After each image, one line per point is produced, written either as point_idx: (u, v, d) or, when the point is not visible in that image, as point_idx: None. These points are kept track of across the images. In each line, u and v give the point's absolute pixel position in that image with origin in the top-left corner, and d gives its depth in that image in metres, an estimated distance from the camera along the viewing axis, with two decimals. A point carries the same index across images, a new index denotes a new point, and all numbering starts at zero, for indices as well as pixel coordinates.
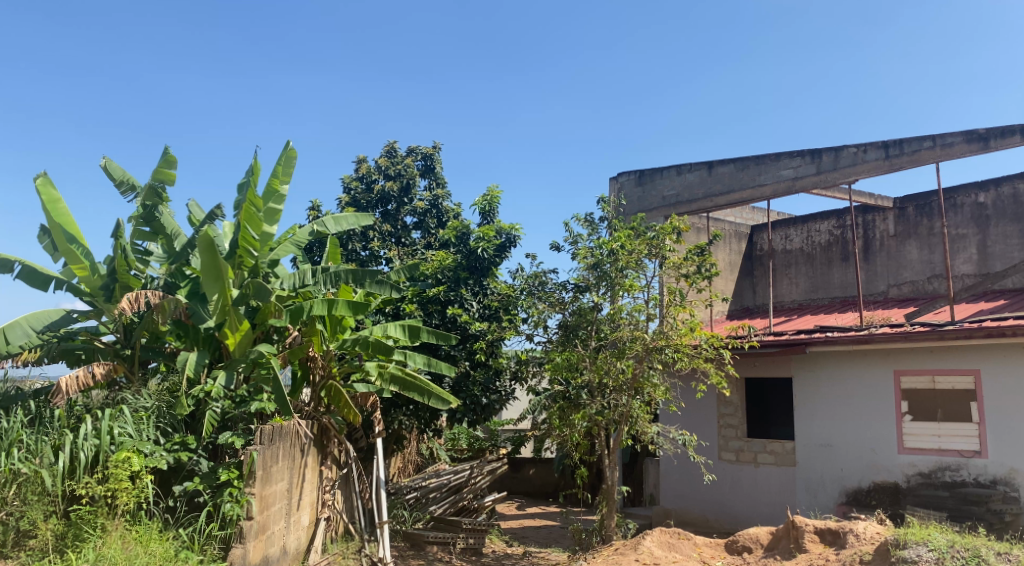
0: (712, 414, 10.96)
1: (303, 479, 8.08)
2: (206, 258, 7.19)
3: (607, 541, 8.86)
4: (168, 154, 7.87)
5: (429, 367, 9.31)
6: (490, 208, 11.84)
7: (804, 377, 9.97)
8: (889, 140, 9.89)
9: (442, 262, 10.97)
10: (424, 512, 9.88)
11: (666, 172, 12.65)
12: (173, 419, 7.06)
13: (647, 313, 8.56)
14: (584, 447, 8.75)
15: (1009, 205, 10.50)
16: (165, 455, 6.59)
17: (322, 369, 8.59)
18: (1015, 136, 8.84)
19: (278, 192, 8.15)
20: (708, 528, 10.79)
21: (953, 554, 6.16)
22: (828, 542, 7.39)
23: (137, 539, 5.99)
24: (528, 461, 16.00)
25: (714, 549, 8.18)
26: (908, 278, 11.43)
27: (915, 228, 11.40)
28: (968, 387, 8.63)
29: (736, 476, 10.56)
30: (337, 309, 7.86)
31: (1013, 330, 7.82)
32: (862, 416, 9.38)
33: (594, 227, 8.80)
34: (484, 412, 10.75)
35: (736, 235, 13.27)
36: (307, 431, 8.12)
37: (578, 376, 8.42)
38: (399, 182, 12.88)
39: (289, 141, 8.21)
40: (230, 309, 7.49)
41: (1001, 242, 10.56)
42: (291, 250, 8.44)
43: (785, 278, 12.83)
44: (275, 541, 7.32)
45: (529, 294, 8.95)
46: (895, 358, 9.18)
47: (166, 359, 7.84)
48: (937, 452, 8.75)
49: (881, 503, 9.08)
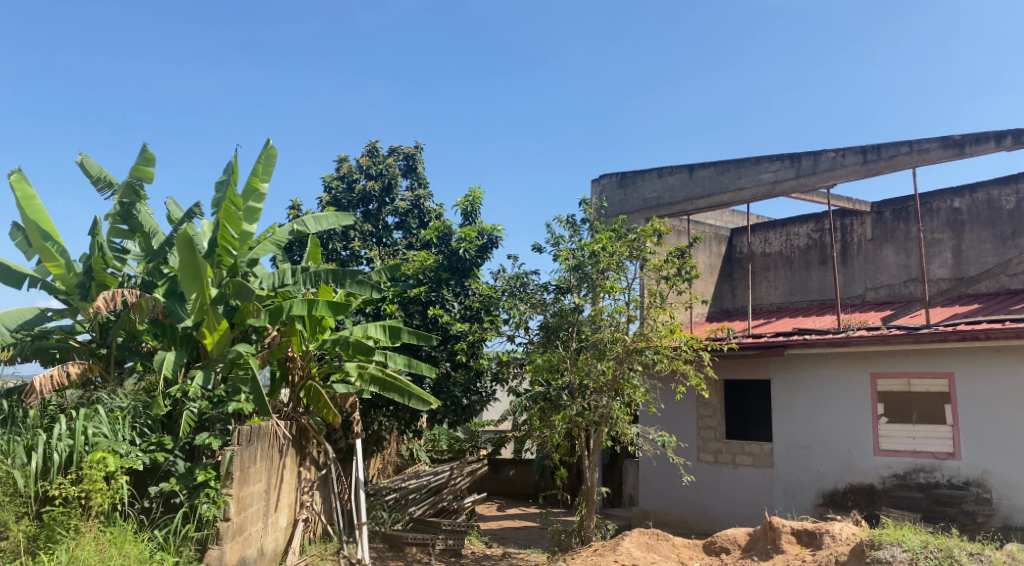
0: (691, 415, 11.05)
1: (281, 479, 8.02)
2: (184, 257, 7.11)
3: (587, 542, 8.88)
4: (146, 152, 7.79)
5: (410, 367, 9.26)
6: (471, 209, 11.84)
7: (782, 380, 10.06)
8: (866, 146, 9.98)
9: (423, 262, 10.81)
10: (403, 513, 9.85)
11: (648, 174, 12.70)
12: (149, 419, 7.00)
13: (628, 315, 8.59)
14: (564, 449, 8.76)
15: (983, 211, 10.67)
16: (140, 456, 6.53)
17: (301, 369, 8.54)
18: (988, 143, 8.97)
19: (258, 190, 8.12)
20: (686, 529, 10.86)
21: (926, 554, 6.23)
22: (805, 543, 7.44)
23: (111, 540, 5.91)
24: (508, 462, 16.01)
25: (692, 550, 8.22)
26: (884, 282, 11.55)
27: (892, 233, 11.53)
28: (942, 390, 8.75)
29: (715, 477, 10.66)
30: (317, 310, 7.80)
31: (985, 333, 7.95)
32: (838, 418, 9.48)
33: (576, 229, 8.82)
34: (464, 413, 10.72)
35: (716, 238, 13.34)
36: (285, 432, 8.06)
37: (558, 378, 8.48)
38: (380, 181, 12.82)
39: (269, 139, 8.14)
40: (208, 309, 7.42)
41: (976, 247, 10.71)
42: (271, 250, 8.39)
43: (764, 280, 12.93)
44: (252, 543, 7.25)
45: (510, 295, 8.95)
46: (871, 361, 9.29)
47: (143, 359, 7.76)
48: (912, 454, 8.86)
49: (857, 504, 9.19)
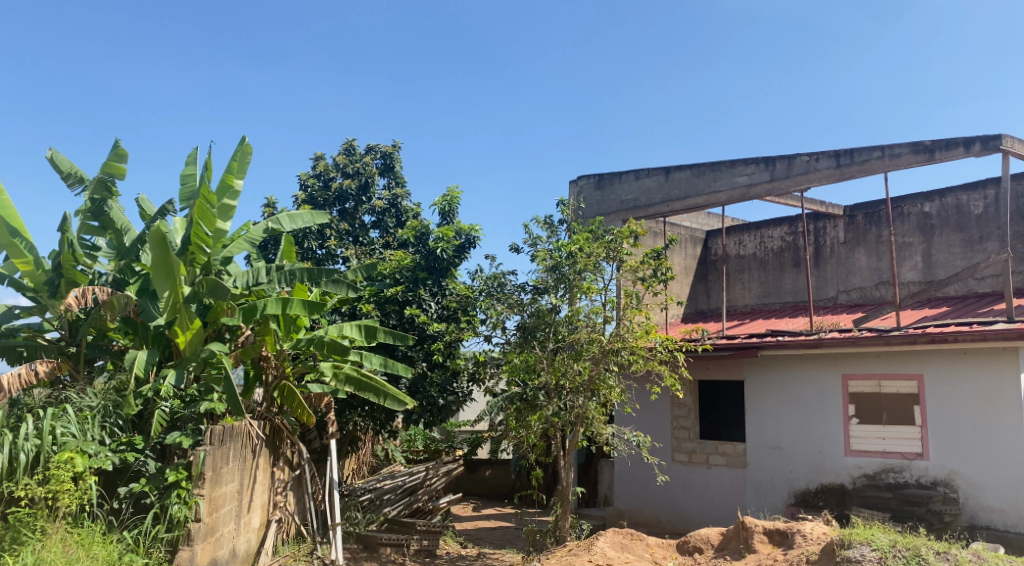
0: (666, 415, 11.15)
1: (253, 480, 7.94)
2: (157, 254, 7.02)
3: (561, 541, 8.89)
4: (118, 147, 7.69)
5: (385, 367, 9.18)
6: (449, 208, 11.81)
7: (755, 381, 10.18)
8: (840, 150, 10.06)
9: (401, 262, 10.94)
10: (378, 513, 9.79)
11: (625, 176, 12.78)
12: (119, 419, 6.88)
13: (604, 316, 8.63)
14: (540, 449, 8.76)
15: (952, 215, 10.85)
16: (110, 456, 6.45)
17: (275, 369, 8.50)
18: (958, 149, 9.06)
19: (232, 188, 8.05)
20: (660, 529, 10.96)
21: (894, 554, 6.32)
22: (776, 542, 7.51)
23: (78, 542, 5.82)
24: (484, 462, 15.99)
25: (666, 549, 8.27)
26: (856, 285, 11.70)
27: (863, 236, 11.69)
28: (912, 391, 8.87)
29: (689, 477, 10.76)
30: (292, 309, 7.69)
31: (953, 336, 8.09)
32: (810, 418, 9.61)
33: (553, 229, 8.84)
34: (440, 413, 10.71)
35: (692, 240, 13.43)
36: (258, 432, 7.97)
37: (535, 378, 8.47)
38: (357, 180, 12.77)
39: (245, 136, 8.07)
40: (181, 308, 7.33)
41: (945, 250, 10.89)
42: (245, 248, 8.35)
43: (738, 283, 13.05)
44: (223, 544, 7.18)
45: (487, 295, 8.96)
46: (843, 362, 9.41)
47: (113, 357, 7.65)
48: (881, 454, 8.99)
49: (828, 504, 9.29)
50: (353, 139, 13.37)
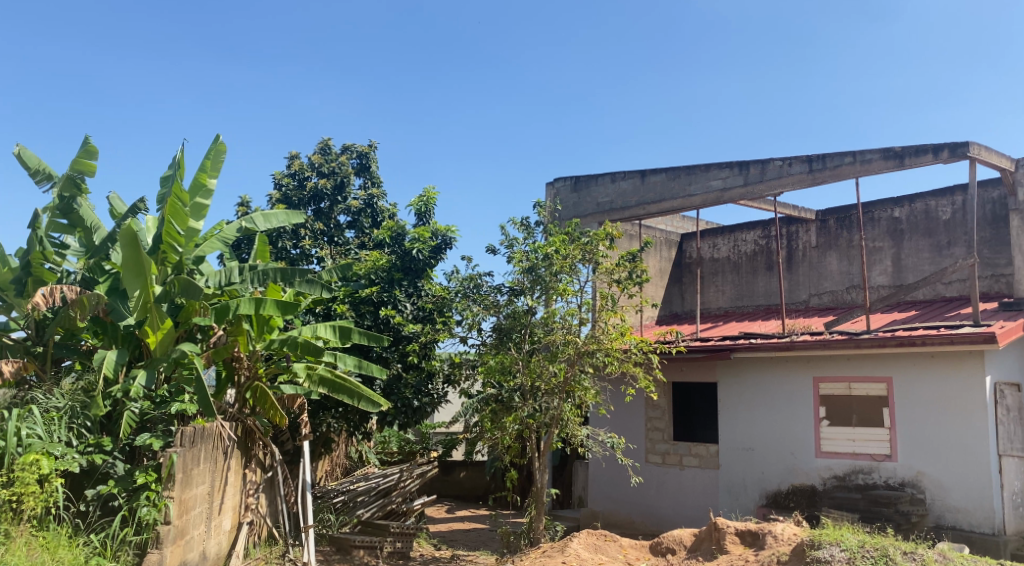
0: (640, 416, 11.24)
1: (224, 481, 7.84)
2: (127, 252, 6.92)
3: (536, 543, 8.89)
4: (88, 144, 7.57)
5: (360, 369, 9.04)
6: (425, 209, 11.78)
7: (727, 383, 10.31)
8: (812, 155, 10.17)
9: (376, 262, 10.89)
10: (351, 516, 9.65)
11: (601, 179, 12.88)
12: (87, 420, 6.78)
13: (580, 318, 8.63)
14: (515, 450, 8.76)
15: (921, 220, 11.04)
16: (77, 458, 6.34)
17: (247, 369, 8.40)
18: (926, 155, 9.15)
19: (205, 186, 7.97)
20: (633, 530, 11.02)
21: (863, 554, 6.41)
22: (748, 543, 7.59)
23: (43, 545, 5.71)
24: (459, 463, 15.97)
25: (639, 551, 8.31)
26: (827, 289, 11.86)
27: (835, 240, 11.85)
28: (881, 394, 9.01)
29: (662, 478, 10.85)
30: (265, 309, 7.60)
31: (921, 340, 8.21)
32: (782, 420, 9.73)
33: (530, 231, 8.85)
34: (415, 415, 10.58)
35: (667, 243, 13.54)
36: (230, 433, 7.87)
37: (510, 379, 8.47)
38: (333, 179, 12.67)
39: (219, 134, 7.99)
40: (152, 307, 7.23)
41: (914, 255, 11.08)
42: (218, 247, 8.24)
43: (712, 285, 13.18)
44: (193, 547, 7.08)
45: (463, 296, 8.94)
46: (814, 365, 9.54)
47: (81, 357, 7.57)
48: (851, 456, 9.11)
49: (799, 505, 9.39)
50: (329, 138, 13.27)
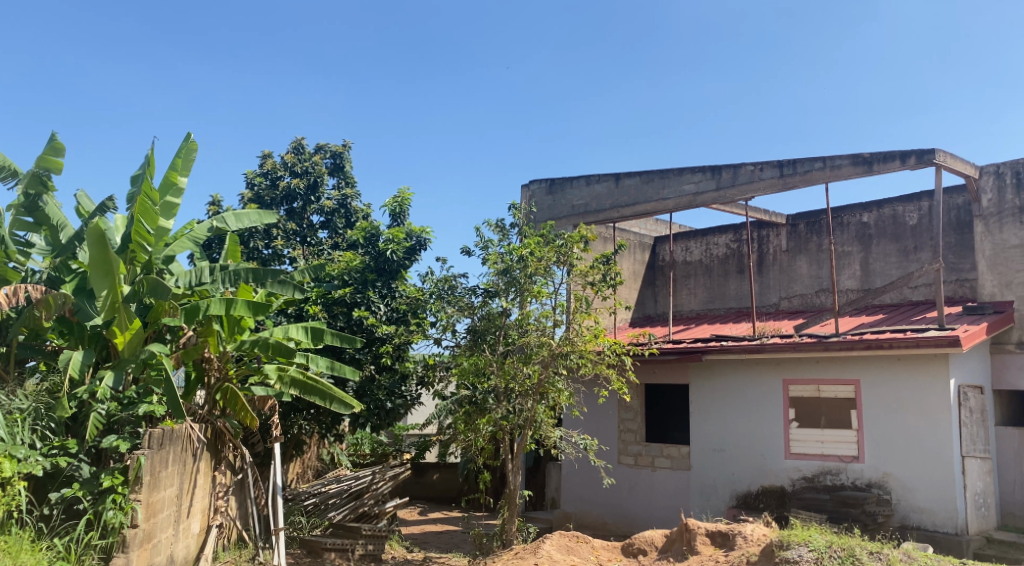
0: (613, 418, 11.31)
1: (193, 484, 7.74)
2: (95, 251, 6.80)
3: (508, 545, 8.88)
4: (55, 141, 7.43)
5: (332, 370, 8.95)
6: (399, 210, 11.73)
7: (699, 385, 10.40)
8: (783, 160, 10.25)
9: (349, 263, 10.82)
10: (323, 518, 9.65)
11: (576, 182, 12.94)
12: (52, 422, 6.66)
13: (554, 320, 8.65)
14: (488, 453, 8.75)
15: (889, 226, 11.23)
16: (41, 460, 6.22)
17: (217, 370, 8.30)
18: (893, 161, 9.26)
19: (176, 185, 7.86)
20: (605, 532, 11.05)
21: (830, 554, 6.51)
22: (718, 543, 7.65)
23: (5, 550, 5.59)
24: (432, 466, 15.95)
25: (611, 552, 8.34)
26: (797, 292, 12.01)
27: (805, 244, 12.01)
28: (849, 396, 9.15)
29: (634, 479, 10.93)
30: (236, 309, 7.47)
31: (888, 343, 8.34)
32: (752, 421, 9.84)
33: (505, 232, 8.85)
34: (388, 417, 10.62)
35: (640, 245, 13.65)
36: (199, 435, 7.77)
37: (484, 381, 8.46)
38: (306, 179, 12.56)
39: (190, 132, 7.89)
40: (120, 307, 7.10)
41: (881, 260, 11.27)
42: (188, 247, 8.13)
43: (684, 288, 13.29)
44: (161, 550, 6.98)
45: (438, 298, 8.91)
46: (784, 367, 9.66)
47: (46, 358, 7.44)
48: (820, 457, 9.23)
49: (768, 506, 9.50)
50: (303, 137, 13.16)
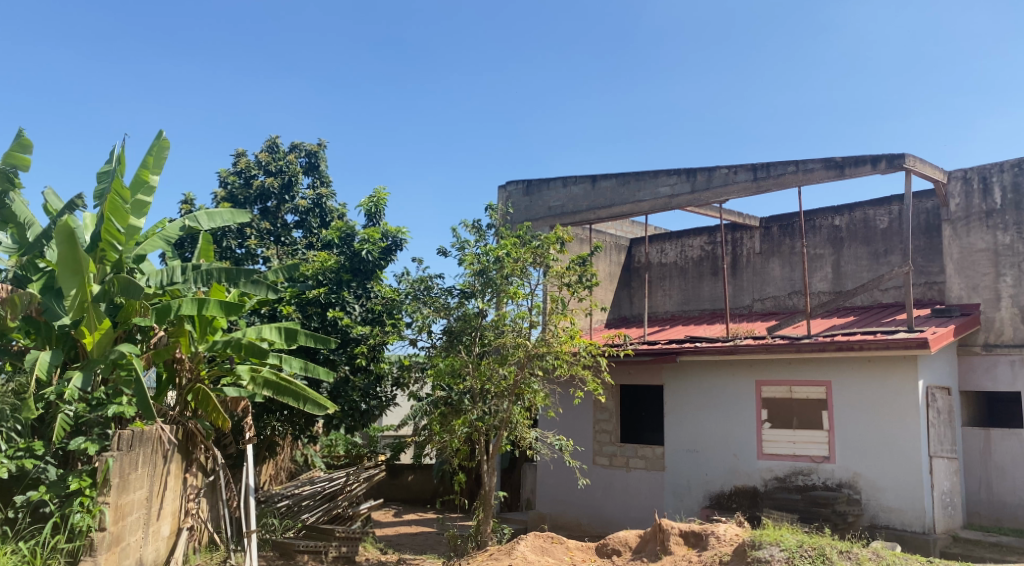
0: (588, 419, 11.34)
1: (163, 486, 7.63)
2: (64, 249, 6.68)
3: (483, 546, 8.86)
4: (22, 137, 7.29)
5: (306, 371, 8.84)
6: (375, 210, 11.67)
7: (673, 385, 10.47)
8: (757, 163, 10.36)
9: (324, 263, 10.72)
10: (296, 520, 9.52)
11: (553, 183, 12.97)
12: (18, 423, 6.51)
13: (530, 321, 8.63)
14: (463, 453, 8.73)
15: (860, 229, 11.39)
16: (6, 463, 6.12)
17: (188, 371, 8.20)
18: (864, 166, 9.41)
19: (147, 183, 7.75)
20: (580, 532, 11.08)
21: (801, 553, 6.58)
22: (691, 543, 7.69)
23: None
24: (406, 467, 15.89)
25: (585, 553, 8.35)
26: (770, 294, 12.14)
27: (778, 247, 12.14)
28: (820, 397, 9.26)
29: (609, 480, 10.97)
30: (207, 309, 7.36)
31: (859, 344, 8.45)
32: (725, 421, 9.92)
33: (481, 233, 8.85)
34: (362, 418, 10.64)
35: (616, 247, 13.72)
36: (170, 437, 7.66)
37: (459, 382, 8.45)
38: (280, 178, 12.44)
39: (161, 130, 7.79)
40: (89, 306, 7.00)
41: (853, 262, 11.42)
42: (159, 246, 8.02)
43: (659, 290, 13.38)
44: (129, 554, 6.87)
45: (414, 299, 8.90)
46: (757, 368, 9.77)
47: (12, 358, 7.28)
48: (792, 458, 9.34)
49: (741, 506, 9.59)
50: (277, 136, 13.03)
